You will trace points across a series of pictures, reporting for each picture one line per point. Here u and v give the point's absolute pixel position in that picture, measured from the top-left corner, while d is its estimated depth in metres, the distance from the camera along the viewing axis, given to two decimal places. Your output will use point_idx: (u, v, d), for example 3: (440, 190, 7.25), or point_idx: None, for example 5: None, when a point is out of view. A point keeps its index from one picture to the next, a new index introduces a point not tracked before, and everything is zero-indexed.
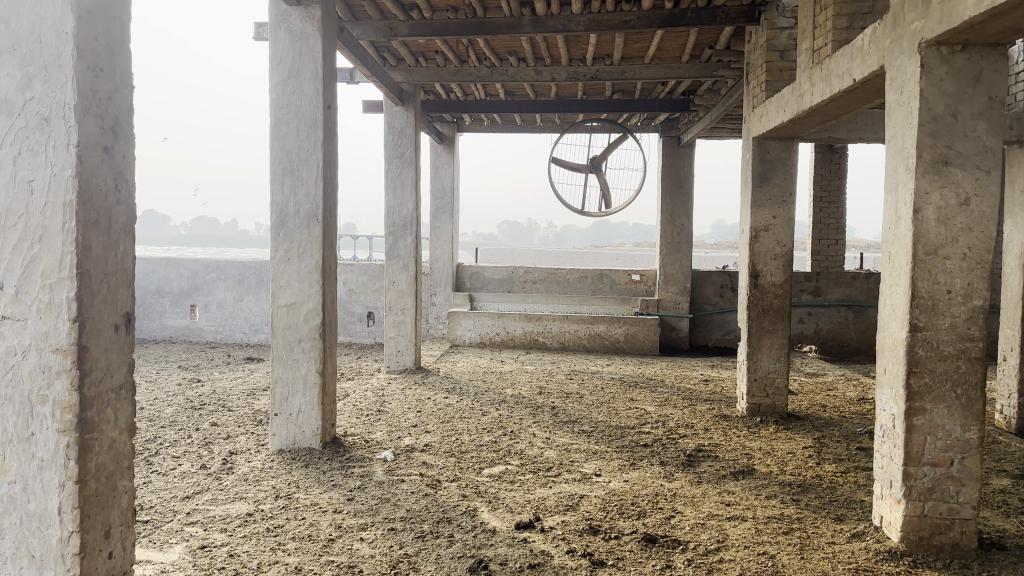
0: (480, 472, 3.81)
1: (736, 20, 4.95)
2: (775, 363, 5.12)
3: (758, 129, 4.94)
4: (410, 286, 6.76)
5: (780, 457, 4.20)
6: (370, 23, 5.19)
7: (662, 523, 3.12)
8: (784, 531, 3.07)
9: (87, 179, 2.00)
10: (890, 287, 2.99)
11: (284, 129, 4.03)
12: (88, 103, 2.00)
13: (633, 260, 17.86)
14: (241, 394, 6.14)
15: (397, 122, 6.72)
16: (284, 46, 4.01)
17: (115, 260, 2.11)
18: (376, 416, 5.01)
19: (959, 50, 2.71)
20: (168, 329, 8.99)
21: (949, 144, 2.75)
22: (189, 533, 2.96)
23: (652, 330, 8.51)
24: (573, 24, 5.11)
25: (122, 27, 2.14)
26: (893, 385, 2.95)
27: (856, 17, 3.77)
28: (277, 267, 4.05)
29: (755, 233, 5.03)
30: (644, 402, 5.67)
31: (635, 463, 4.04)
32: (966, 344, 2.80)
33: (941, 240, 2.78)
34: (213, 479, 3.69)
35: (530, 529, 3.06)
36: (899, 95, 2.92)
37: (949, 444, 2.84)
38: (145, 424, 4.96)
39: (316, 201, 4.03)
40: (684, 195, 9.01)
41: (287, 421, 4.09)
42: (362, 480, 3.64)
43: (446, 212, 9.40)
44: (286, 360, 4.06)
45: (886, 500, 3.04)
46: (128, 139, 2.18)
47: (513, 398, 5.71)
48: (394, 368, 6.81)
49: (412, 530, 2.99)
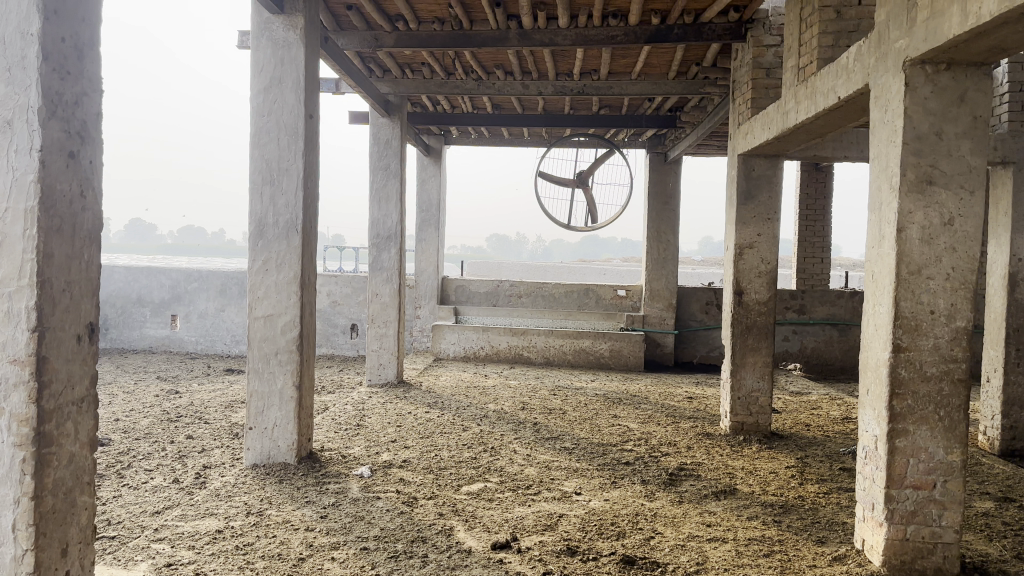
0: (458, 490, 3.74)
1: (721, 37, 4.93)
2: (759, 382, 5.08)
3: (743, 146, 4.93)
4: (393, 298, 6.70)
5: (763, 477, 4.15)
6: (356, 34, 5.15)
7: (640, 545, 3.07)
8: (764, 554, 3.02)
9: (51, 185, 1.94)
10: (873, 307, 2.95)
11: (264, 138, 3.98)
12: (53, 107, 1.94)
13: (620, 276, 17.90)
14: (219, 406, 6.05)
15: (382, 134, 6.67)
16: (266, 55, 3.95)
17: (79, 269, 2.05)
18: (354, 430, 4.93)
19: (943, 69, 2.69)
20: (148, 339, 8.90)
21: (933, 163, 2.72)
22: (155, 551, 2.88)
23: (636, 346, 8.47)
24: (559, 39, 5.07)
25: (92, 28, 2.07)
26: (875, 406, 2.90)
27: (841, 35, 3.76)
28: (254, 277, 3.98)
29: (739, 251, 5.00)
30: (627, 419, 5.62)
31: (616, 481, 3.99)
32: (949, 365, 2.77)
33: (925, 260, 2.75)
34: (184, 494, 3.61)
35: (507, 549, 2.99)
36: (883, 113, 2.90)
37: (931, 466, 2.80)
38: (119, 437, 4.87)
39: (295, 212, 3.97)
40: (670, 213, 9.01)
41: (261, 436, 4.02)
42: (336, 497, 3.57)
43: (432, 225, 9.37)
44: (262, 372, 3.98)
45: (868, 523, 2.99)
46: (95, 144, 2.12)
47: (495, 413, 5.65)
48: (376, 381, 6.73)
49: (386, 550, 2.93)
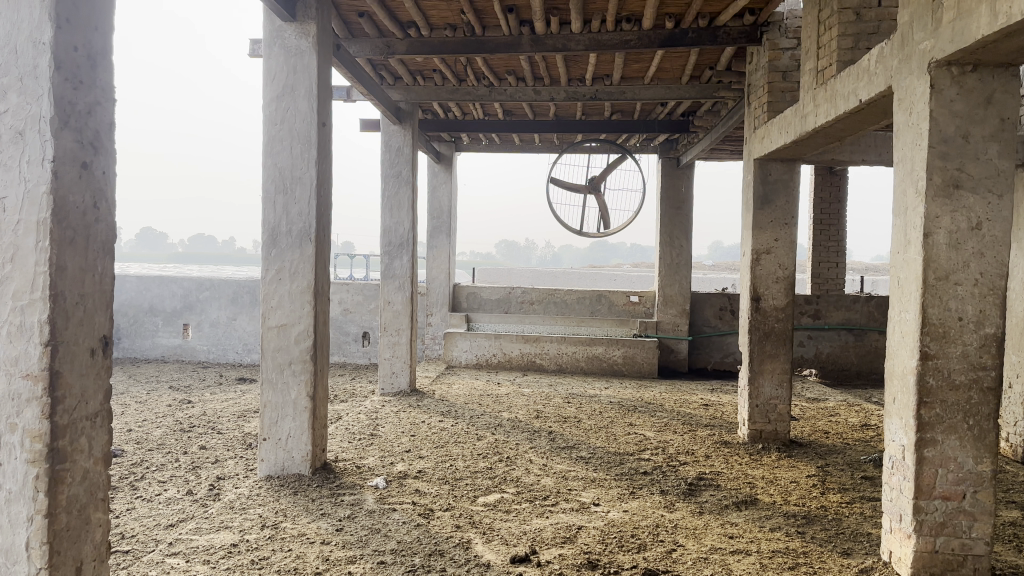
0: (474, 501, 3.69)
1: (737, 40, 4.88)
2: (778, 389, 5.01)
3: (760, 150, 4.87)
4: (405, 306, 6.67)
5: (783, 486, 4.08)
6: (367, 41, 5.12)
7: (663, 558, 3.01)
8: (789, 566, 2.96)
9: (63, 197, 1.90)
10: (900, 313, 2.89)
11: (277, 147, 3.94)
12: (66, 117, 1.91)
13: (632, 281, 17.86)
14: (232, 416, 6.01)
15: (394, 141, 6.63)
16: (278, 63, 3.92)
17: (92, 281, 2.01)
18: (368, 440, 4.89)
19: (970, 71, 2.63)
20: (161, 348, 8.89)
21: (960, 166, 2.67)
22: (170, 565, 2.84)
23: (650, 352, 8.40)
24: (572, 44, 5.02)
25: (104, 37, 2.04)
26: (903, 415, 2.84)
27: (861, 37, 3.71)
28: (268, 286, 3.95)
29: (756, 256, 4.94)
30: (643, 427, 5.55)
31: (634, 492, 3.93)
32: (978, 373, 2.70)
33: (953, 266, 2.69)
34: (199, 506, 3.57)
35: (525, 563, 2.93)
36: (907, 116, 2.84)
37: (961, 477, 2.73)
38: (132, 448, 4.84)
39: (309, 220, 3.94)
40: (683, 218, 8.95)
41: (275, 447, 3.98)
42: (351, 509, 3.52)
43: (444, 232, 9.35)
44: (276, 384, 3.94)
45: (895, 535, 2.92)
46: (109, 154, 2.08)
47: (509, 422, 5.59)
48: (388, 390, 6.68)
49: (404, 563, 2.88)
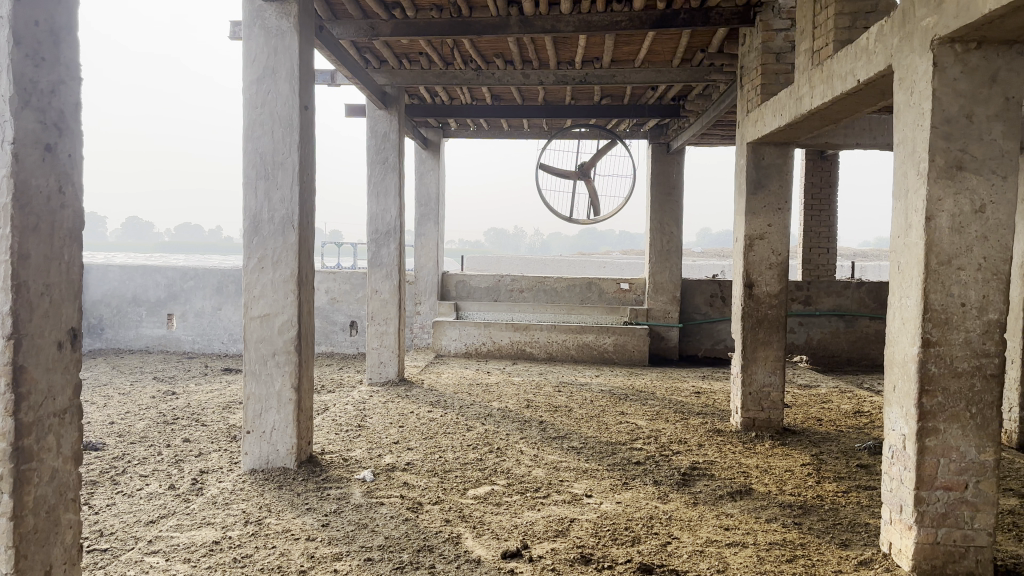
0: (465, 494, 3.61)
1: (729, 21, 4.77)
2: (771, 376, 4.94)
3: (753, 133, 4.77)
4: (393, 294, 6.54)
5: (778, 475, 4.02)
6: (351, 23, 5.00)
7: (657, 551, 2.93)
8: (787, 559, 2.89)
9: (25, 181, 1.80)
10: (900, 299, 2.82)
11: (258, 131, 3.83)
12: (26, 95, 1.80)
13: (622, 267, 17.80)
14: (216, 407, 5.90)
15: (379, 126, 6.51)
16: (258, 45, 3.80)
17: (58, 271, 1.90)
18: (355, 431, 4.79)
19: (973, 48, 2.54)
20: (145, 339, 8.76)
21: (964, 147, 2.58)
22: (149, 565, 2.74)
23: (640, 340, 8.34)
24: (561, 25, 4.92)
25: (70, 11, 1.92)
26: (903, 404, 2.77)
27: (859, 16, 3.61)
28: (250, 276, 3.83)
29: (750, 241, 4.86)
30: (635, 416, 5.47)
31: (627, 482, 3.86)
32: (981, 360, 2.63)
33: (955, 250, 2.61)
34: (180, 501, 3.46)
35: (517, 558, 2.85)
36: (908, 95, 2.75)
37: (963, 466, 2.66)
38: (113, 441, 4.73)
39: (292, 207, 3.82)
40: (673, 204, 8.87)
41: (259, 440, 3.88)
42: (338, 503, 3.43)
43: (432, 220, 9.21)
44: (259, 374, 3.84)
45: (896, 526, 2.85)
46: (75, 136, 1.97)
47: (499, 412, 5.50)
48: (376, 380, 6.59)
49: (391, 560, 2.79)
